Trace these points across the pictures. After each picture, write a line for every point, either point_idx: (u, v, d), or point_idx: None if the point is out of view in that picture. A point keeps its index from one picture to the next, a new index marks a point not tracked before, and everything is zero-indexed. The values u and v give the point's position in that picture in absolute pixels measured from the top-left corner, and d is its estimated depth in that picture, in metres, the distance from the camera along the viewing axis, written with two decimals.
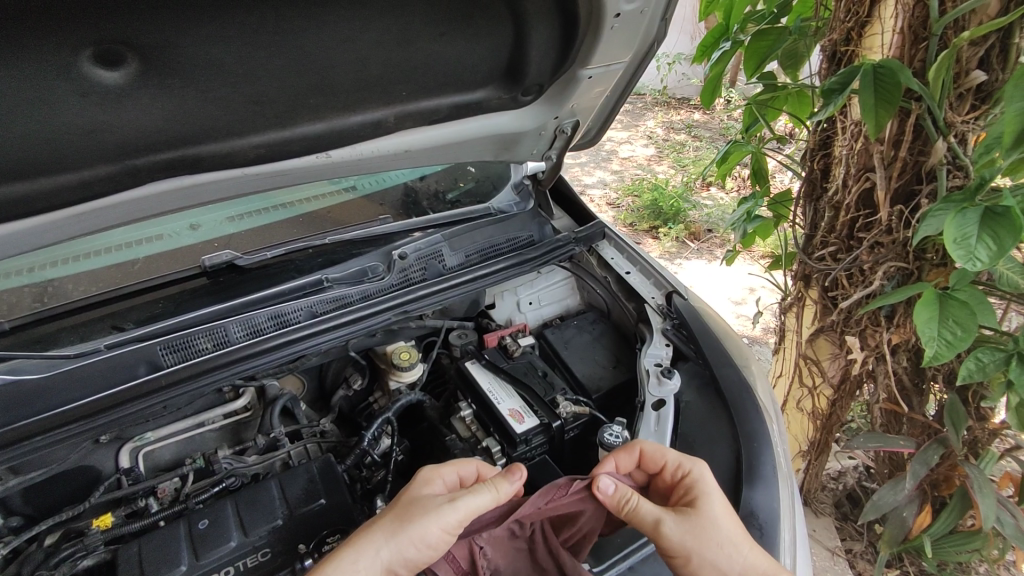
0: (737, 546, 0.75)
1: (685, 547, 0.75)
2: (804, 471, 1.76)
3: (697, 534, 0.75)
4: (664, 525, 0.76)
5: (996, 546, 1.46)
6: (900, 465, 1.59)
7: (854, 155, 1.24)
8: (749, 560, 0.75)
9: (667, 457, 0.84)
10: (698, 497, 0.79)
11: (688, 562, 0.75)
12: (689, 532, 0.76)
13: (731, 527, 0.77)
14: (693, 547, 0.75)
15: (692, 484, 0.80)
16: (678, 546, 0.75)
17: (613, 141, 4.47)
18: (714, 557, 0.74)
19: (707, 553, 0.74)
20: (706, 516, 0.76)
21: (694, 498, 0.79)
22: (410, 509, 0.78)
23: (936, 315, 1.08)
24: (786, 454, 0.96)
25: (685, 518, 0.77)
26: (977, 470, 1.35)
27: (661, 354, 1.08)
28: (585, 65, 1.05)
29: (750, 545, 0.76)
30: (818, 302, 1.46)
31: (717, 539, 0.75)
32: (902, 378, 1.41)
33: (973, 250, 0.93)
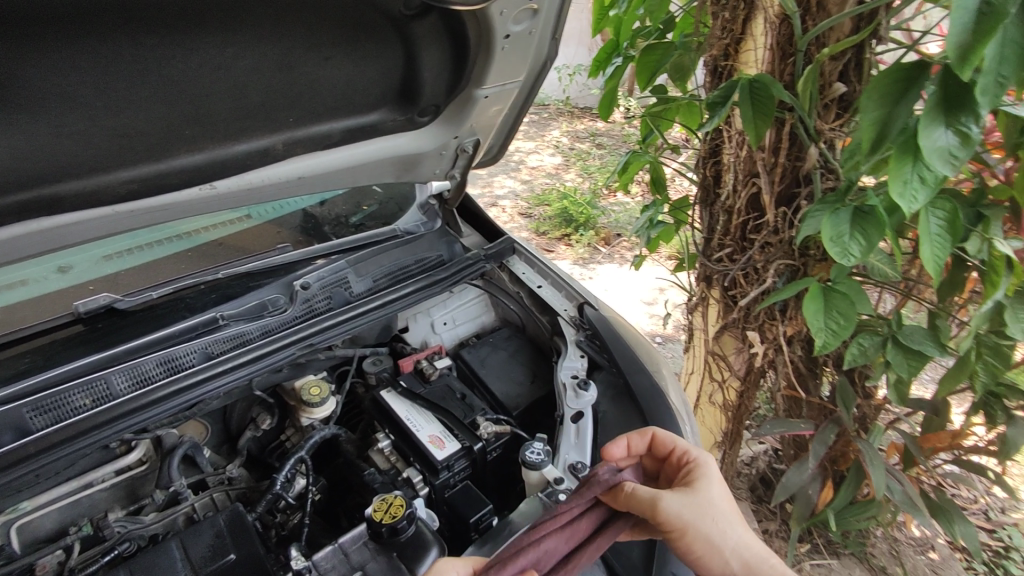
0: (731, 525, 0.77)
1: (682, 522, 0.75)
2: (721, 462, 1.85)
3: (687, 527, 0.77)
4: (664, 502, 0.74)
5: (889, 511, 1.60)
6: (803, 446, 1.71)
7: (740, 162, 1.33)
8: (741, 539, 0.76)
9: (676, 444, 0.87)
10: (701, 476, 0.81)
11: (685, 535, 0.75)
12: (686, 507, 0.76)
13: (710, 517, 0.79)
14: (689, 520, 0.75)
15: (696, 468, 0.83)
16: (676, 520, 0.75)
17: (521, 152, 4.54)
18: (709, 530, 0.75)
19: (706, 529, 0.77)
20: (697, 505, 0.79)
21: (695, 478, 0.81)
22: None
23: (821, 308, 1.18)
24: (698, 452, 1.00)
25: (684, 495, 0.77)
26: (868, 445, 1.47)
27: (576, 366, 1.08)
28: (480, 85, 1.05)
29: (742, 527, 0.78)
30: (721, 301, 1.52)
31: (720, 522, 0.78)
32: (799, 366, 1.52)
33: (847, 246, 1.02)
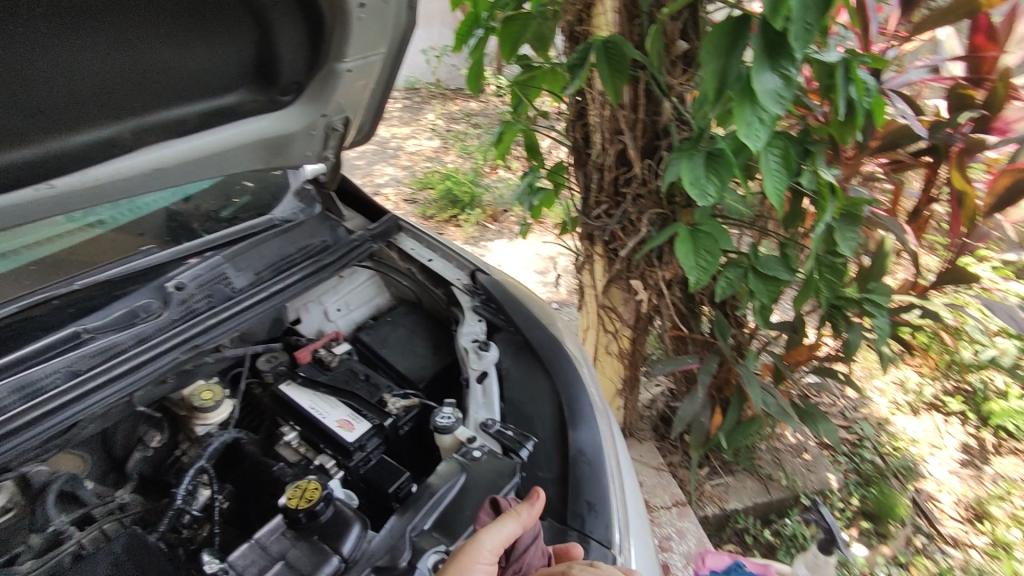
0: None
1: None
2: (624, 408, 1.98)
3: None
4: None
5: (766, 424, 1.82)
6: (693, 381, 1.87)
7: (605, 121, 1.41)
8: None
9: None
10: None
11: None
12: None
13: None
14: None
15: None
16: None
17: (398, 138, 4.47)
18: None
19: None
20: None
21: None
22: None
23: (691, 249, 1.29)
24: (597, 392, 1.07)
25: None
26: (746, 368, 1.64)
27: (476, 330, 1.11)
28: (341, 58, 1.02)
29: None
30: (604, 256, 1.60)
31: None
32: (680, 307, 1.66)
33: (704, 188, 1.14)
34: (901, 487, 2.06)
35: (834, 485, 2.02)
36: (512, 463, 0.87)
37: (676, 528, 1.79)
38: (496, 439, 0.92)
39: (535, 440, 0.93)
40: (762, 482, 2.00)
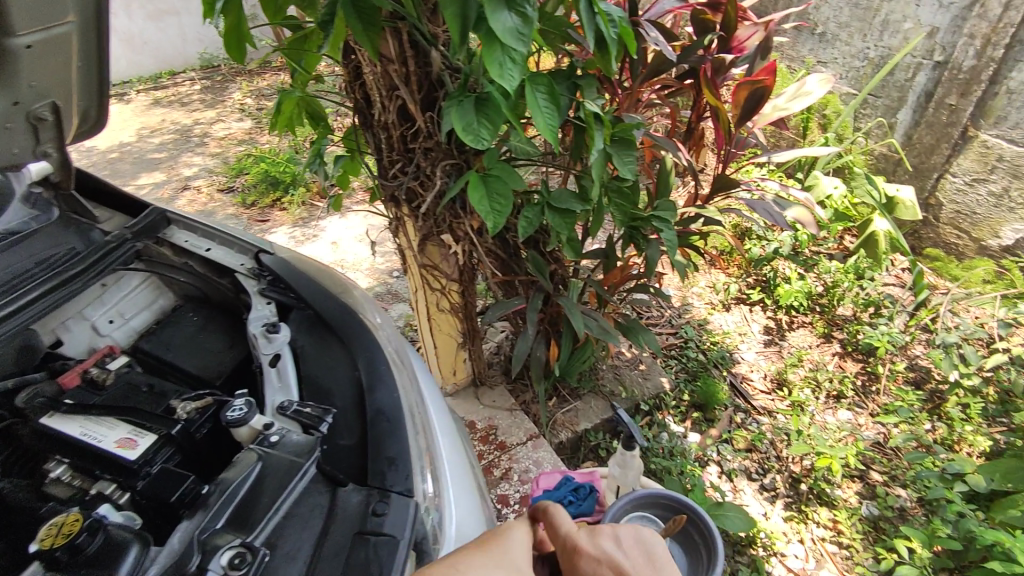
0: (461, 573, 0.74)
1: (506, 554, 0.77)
2: (471, 358, 2.08)
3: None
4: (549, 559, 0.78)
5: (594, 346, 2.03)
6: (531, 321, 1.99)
7: (378, 78, 1.36)
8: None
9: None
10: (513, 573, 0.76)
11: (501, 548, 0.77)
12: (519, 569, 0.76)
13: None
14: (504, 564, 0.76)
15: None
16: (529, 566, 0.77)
17: (203, 124, 4.08)
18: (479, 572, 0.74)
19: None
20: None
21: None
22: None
23: (485, 193, 1.34)
24: (395, 352, 1.07)
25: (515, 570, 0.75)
26: (567, 299, 1.79)
27: (265, 314, 1.05)
28: (11, 33, 0.95)
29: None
30: (411, 216, 1.59)
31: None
32: (498, 254, 1.76)
33: (478, 133, 1.19)
34: (720, 375, 2.35)
35: (667, 387, 2.26)
36: (312, 439, 0.86)
37: (533, 460, 1.90)
38: (295, 420, 0.90)
39: (335, 411, 0.93)
40: (607, 399, 2.18)
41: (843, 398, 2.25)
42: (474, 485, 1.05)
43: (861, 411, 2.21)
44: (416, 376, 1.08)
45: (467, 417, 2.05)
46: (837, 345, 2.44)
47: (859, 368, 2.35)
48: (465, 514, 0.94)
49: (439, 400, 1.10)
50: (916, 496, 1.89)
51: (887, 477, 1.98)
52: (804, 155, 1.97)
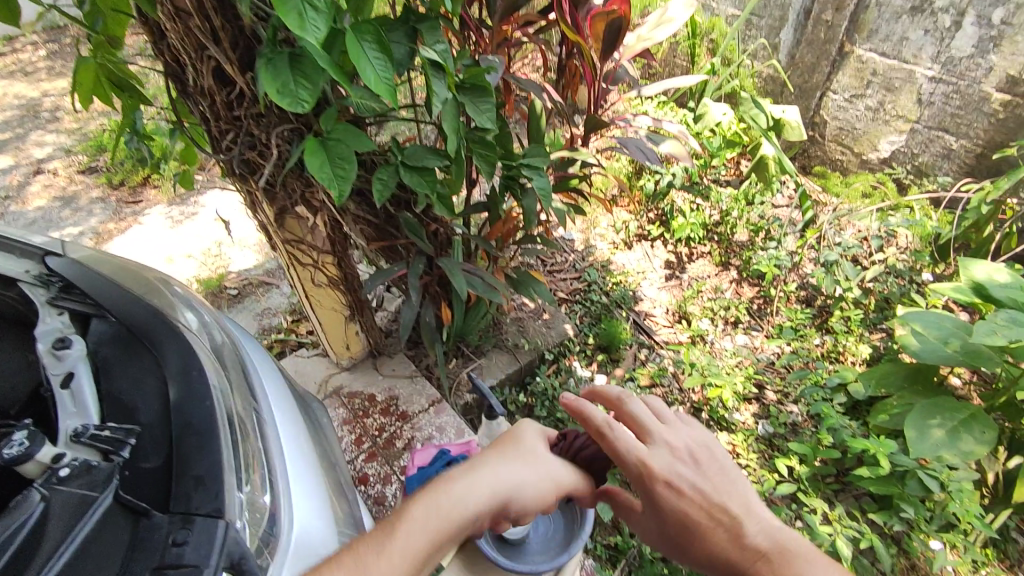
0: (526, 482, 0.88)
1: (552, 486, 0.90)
2: (364, 330, 1.99)
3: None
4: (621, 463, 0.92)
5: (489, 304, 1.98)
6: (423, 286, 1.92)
7: (182, 37, 1.16)
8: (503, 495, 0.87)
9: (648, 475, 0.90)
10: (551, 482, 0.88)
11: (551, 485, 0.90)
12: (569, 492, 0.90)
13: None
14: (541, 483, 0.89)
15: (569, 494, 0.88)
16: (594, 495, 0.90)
17: (54, 96, 3.63)
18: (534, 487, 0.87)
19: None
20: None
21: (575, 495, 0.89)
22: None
23: (325, 159, 1.22)
24: (231, 363, 1.01)
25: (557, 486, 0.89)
26: (448, 261, 1.71)
27: (56, 327, 0.91)
28: None
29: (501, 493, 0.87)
30: (258, 190, 1.42)
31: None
32: (369, 221, 1.65)
33: (295, 95, 1.03)
34: (623, 315, 2.36)
35: (571, 333, 2.25)
36: (107, 469, 0.75)
37: (435, 426, 1.87)
38: (90, 447, 0.77)
39: (138, 430, 0.83)
40: (511, 353, 2.15)
41: (739, 323, 2.31)
42: (333, 491, 1.02)
43: (756, 334, 2.28)
44: (259, 386, 1.02)
45: (367, 390, 2.00)
46: (734, 272, 2.48)
47: (754, 292, 2.40)
48: (321, 518, 0.91)
49: (290, 408, 1.06)
50: (805, 411, 1.98)
51: (780, 395, 2.05)
52: (673, 86, 1.88)
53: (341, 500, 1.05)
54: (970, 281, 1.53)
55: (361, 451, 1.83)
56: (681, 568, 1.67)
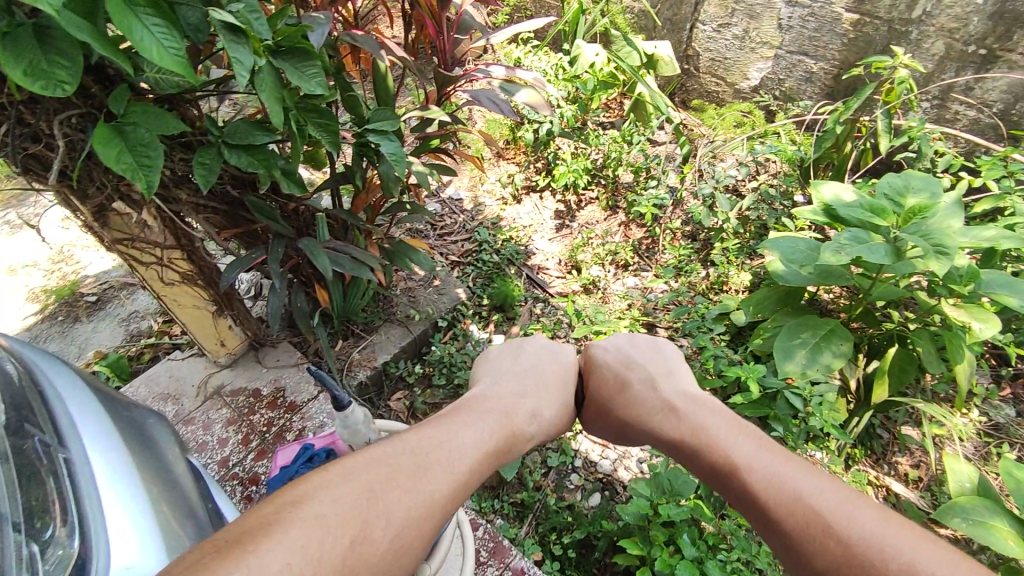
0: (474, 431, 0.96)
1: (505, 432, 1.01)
2: (238, 323, 1.85)
3: (739, 503, 0.91)
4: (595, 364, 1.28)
5: (367, 281, 1.90)
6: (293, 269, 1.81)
7: None
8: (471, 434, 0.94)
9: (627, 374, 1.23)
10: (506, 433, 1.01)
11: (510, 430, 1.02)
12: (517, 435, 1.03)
13: (777, 456, 0.92)
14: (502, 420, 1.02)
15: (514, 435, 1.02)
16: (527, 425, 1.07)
17: None
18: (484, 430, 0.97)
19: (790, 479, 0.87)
20: (771, 497, 0.86)
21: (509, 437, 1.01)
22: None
23: (122, 147, 1.05)
24: (21, 400, 0.87)
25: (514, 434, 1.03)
26: (309, 243, 1.61)
27: None
28: None
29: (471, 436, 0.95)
30: (60, 188, 1.23)
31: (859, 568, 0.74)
32: (215, 206, 1.49)
33: (51, 77, 0.86)
34: (516, 272, 2.34)
35: (464, 297, 2.21)
36: None
37: (327, 413, 1.80)
38: None
39: None
40: (403, 325, 2.08)
41: (629, 265, 2.34)
42: (183, 521, 0.90)
43: (646, 274, 2.32)
44: (65, 418, 0.90)
45: (251, 385, 1.88)
46: (623, 215, 2.50)
47: (642, 233, 2.44)
48: (167, 551, 0.80)
49: (116, 434, 0.93)
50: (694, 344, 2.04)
51: (670, 330, 2.10)
52: (522, 28, 1.79)
53: (197, 529, 0.93)
54: (822, 203, 1.58)
55: (249, 450, 1.73)
56: (585, 513, 1.70)
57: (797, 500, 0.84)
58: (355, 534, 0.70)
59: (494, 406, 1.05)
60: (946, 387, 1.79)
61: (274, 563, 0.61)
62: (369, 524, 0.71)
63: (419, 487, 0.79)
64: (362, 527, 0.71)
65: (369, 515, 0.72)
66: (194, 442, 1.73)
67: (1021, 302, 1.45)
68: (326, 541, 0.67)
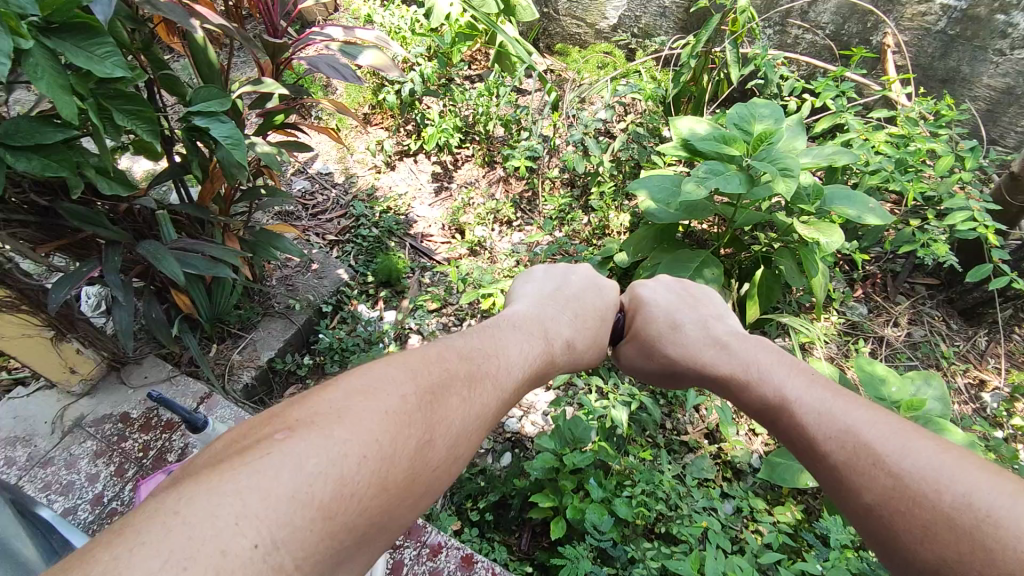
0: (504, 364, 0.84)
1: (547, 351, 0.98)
2: (88, 346, 1.64)
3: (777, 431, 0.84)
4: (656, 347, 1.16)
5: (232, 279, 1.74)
6: (142, 278, 1.62)
7: None
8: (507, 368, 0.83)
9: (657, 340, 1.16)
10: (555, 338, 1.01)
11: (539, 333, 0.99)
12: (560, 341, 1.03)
13: (818, 385, 0.84)
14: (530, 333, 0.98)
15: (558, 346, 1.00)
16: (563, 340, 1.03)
17: None
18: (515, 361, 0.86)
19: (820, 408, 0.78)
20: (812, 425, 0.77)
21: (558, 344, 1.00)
22: (401, 531, 0.59)
23: None
24: None
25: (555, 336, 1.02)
26: (151, 245, 1.43)
27: None
28: None
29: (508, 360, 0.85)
30: None
31: (911, 505, 0.63)
32: (19, 219, 1.29)
33: None
34: (398, 243, 2.25)
35: (346, 278, 2.10)
36: None
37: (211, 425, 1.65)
38: None
39: None
40: (284, 318, 1.95)
41: (512, 222, 2.33)
42: None
43: (530, 228, 2.32)
44: None
45: (117, 410, 1.68)
46: (500, 170, 2.48)
47: (522, 186, 2.42)
48: None
49: None
50: None
51: None
52: None
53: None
54: (680, 138, 1.61)
55: (126, 482, 1.55)
56: (497, 475, 1.70)
57: (840, 430, 0.74)
58: (421, 440, 0.62)
59: (529, 322, 0.98)
60: (807, 296, 1.95)
61: (349, 455, 0.55)
62: (434, 431, 0.64)
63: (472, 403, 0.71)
64: (429, 434, 0.63)
65: (432, 419, 0.65)
66: (56, 485, 1.52)
67: (859, 213, 1.58)
68: (402, 452, 0.59)
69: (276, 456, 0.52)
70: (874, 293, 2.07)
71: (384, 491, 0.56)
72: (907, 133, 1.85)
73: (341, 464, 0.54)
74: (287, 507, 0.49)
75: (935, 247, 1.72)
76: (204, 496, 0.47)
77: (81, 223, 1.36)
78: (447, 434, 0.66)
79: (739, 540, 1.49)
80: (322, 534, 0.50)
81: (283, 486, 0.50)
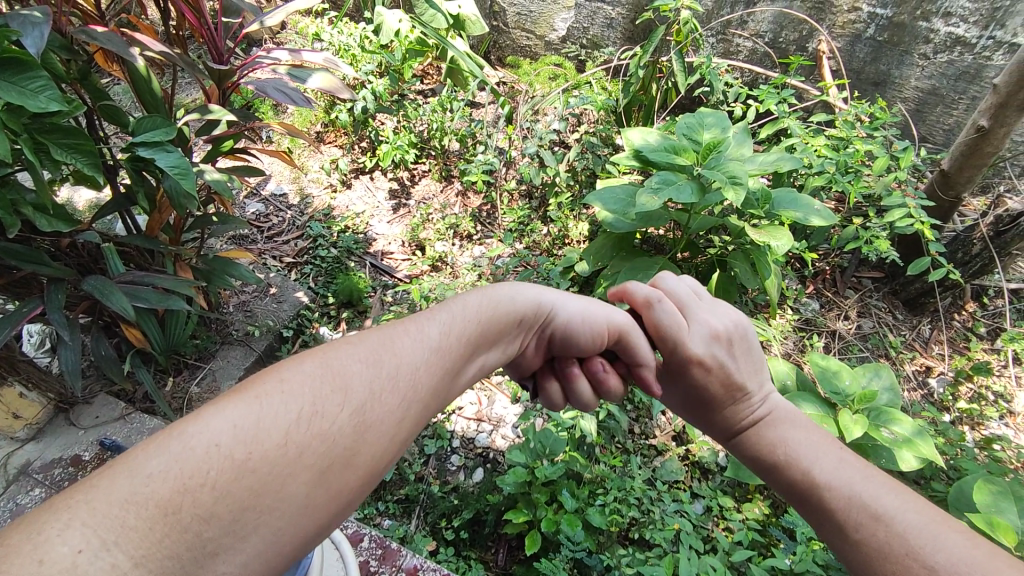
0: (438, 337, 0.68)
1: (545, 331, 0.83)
2: (32, 388, 1.57)
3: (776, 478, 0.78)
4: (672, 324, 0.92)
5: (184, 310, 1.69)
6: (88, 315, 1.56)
7: None
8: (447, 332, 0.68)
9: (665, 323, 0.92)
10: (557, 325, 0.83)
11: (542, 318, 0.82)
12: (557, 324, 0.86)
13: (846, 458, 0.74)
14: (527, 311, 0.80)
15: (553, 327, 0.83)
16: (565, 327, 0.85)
17: None
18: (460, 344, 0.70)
19: (794, 448, 0.76)
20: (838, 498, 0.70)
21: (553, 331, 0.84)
22: (300, 506, 0.50)
23: None
24: None
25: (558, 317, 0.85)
26: (95, 280, 1.38)
27: None
28: None
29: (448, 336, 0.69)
30: None
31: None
32: None
33: None
34: (358, 263, 2.22)
35: (305, 300, 2.06)
36: None
37: None
38: None
39: None
40: (243, 345, 1.90)
41: (473, 235, 2.32)
42: None
43: (490, 240, 2.32)
44: None
45: (67, 453, 1.60)
46: (458, 184, 2.48)
47: (480, 199, 2.43)
48: None
49: None
50: None
51: None
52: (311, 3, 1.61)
53: None
54: (631, 148, 1.64)
55: None
56: (470, 492, 1.70)
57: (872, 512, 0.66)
58: (303, 410, 0.53)
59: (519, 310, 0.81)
60: (762, 296, 2.01)
61: (204, 445, 0.48)
62: (320, 401, 0.54)
63: (380, 361, 0.60)
64: (313, 402, 0.54)
65: (320, 390, 0.55)
66: None
67: (805, 215, 1.64)
68: (270, 430, 0.51)
69: (113, 467, 0.46)
70: (825, 288, 2.15)
71: (250, 469, 0.49)
72: (845, 135, 1.94)
73: (185, 457, 0.47)
74: (119, 512, 0.44)
75: (878, 243, 1.80)
76: (52, 505, 0.44)
77: (18, 261, 1.30)
78: (344, 401, 0.56)
79: (710, 539, 1.53)
80: (163, 532, 0.44)
81: (117, 492, 0.45)
